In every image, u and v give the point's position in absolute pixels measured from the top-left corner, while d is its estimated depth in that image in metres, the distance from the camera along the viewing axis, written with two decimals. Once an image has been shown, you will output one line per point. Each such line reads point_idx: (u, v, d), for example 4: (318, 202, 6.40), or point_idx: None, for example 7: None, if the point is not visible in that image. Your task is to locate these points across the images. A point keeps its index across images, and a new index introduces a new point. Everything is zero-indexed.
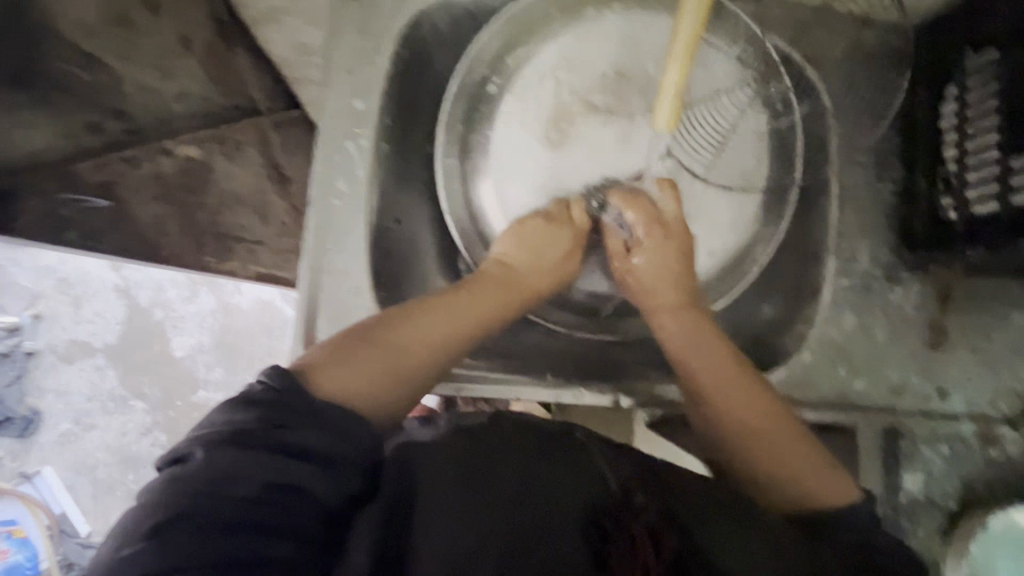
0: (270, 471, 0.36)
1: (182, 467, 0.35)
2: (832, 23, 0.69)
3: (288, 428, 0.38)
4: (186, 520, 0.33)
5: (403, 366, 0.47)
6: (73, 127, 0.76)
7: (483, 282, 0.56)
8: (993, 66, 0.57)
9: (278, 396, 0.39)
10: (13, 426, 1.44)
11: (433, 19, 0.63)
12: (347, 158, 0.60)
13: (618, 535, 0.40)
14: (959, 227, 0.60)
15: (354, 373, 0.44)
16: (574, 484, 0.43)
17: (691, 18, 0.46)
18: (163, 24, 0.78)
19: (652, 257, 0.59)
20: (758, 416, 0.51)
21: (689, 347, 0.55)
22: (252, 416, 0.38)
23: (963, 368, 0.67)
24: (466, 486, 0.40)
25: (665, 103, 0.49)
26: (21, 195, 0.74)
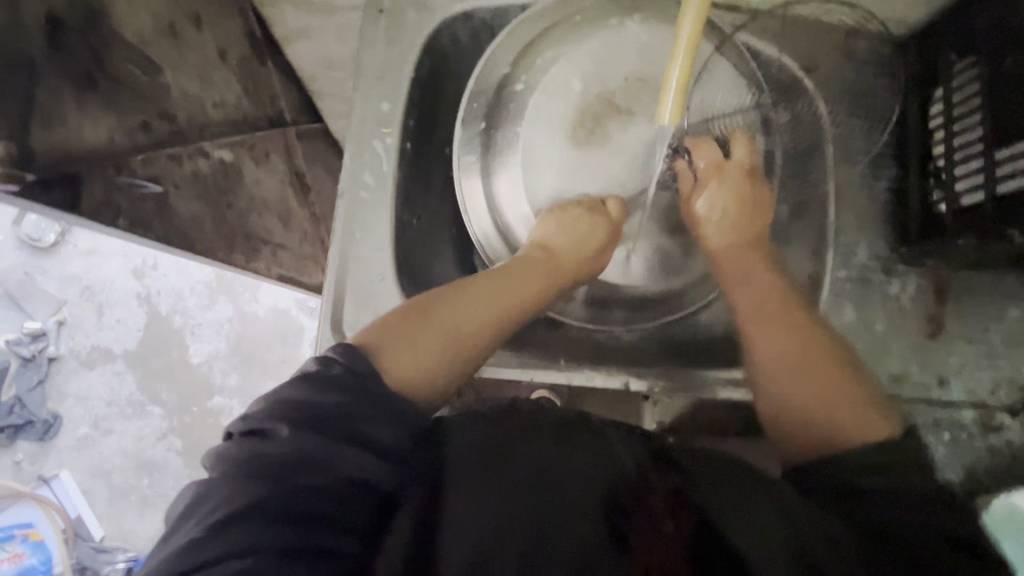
0: (346, 461, 0.40)
1: (260, 445, 0.39)
2: (825, 33, 0.74)
3: (360, 420, 0.41)
4: (267, 500, 0.37)
5: (455, 346, 0.52)
6: (130, 124, 0.74)
7: (516, 273, 0.60)
8: (977, 68, 0.61)
9: (354, 384, 0.43)
10: (34, 428, 1.48)
11: (453, 30, 0.69)
12: (374, 154, 0.65)
13: (636, 512, 0.43)
14: (950, 218, 0.63)
15: (416, 356, 0.49)
16: (591, 466, 0.45)
17: (693, 17, 0.47)
18: (207, 40, 0.81)
19: (720, 193, 0.65)
20: (797, 357, 0.56)
21: (754, 290, 0.62)
22: (332, 400, 0.41)
23: (962, 358, 0.70)
24: (485, 469, 0.43)
25: (670, 97, 0.52)
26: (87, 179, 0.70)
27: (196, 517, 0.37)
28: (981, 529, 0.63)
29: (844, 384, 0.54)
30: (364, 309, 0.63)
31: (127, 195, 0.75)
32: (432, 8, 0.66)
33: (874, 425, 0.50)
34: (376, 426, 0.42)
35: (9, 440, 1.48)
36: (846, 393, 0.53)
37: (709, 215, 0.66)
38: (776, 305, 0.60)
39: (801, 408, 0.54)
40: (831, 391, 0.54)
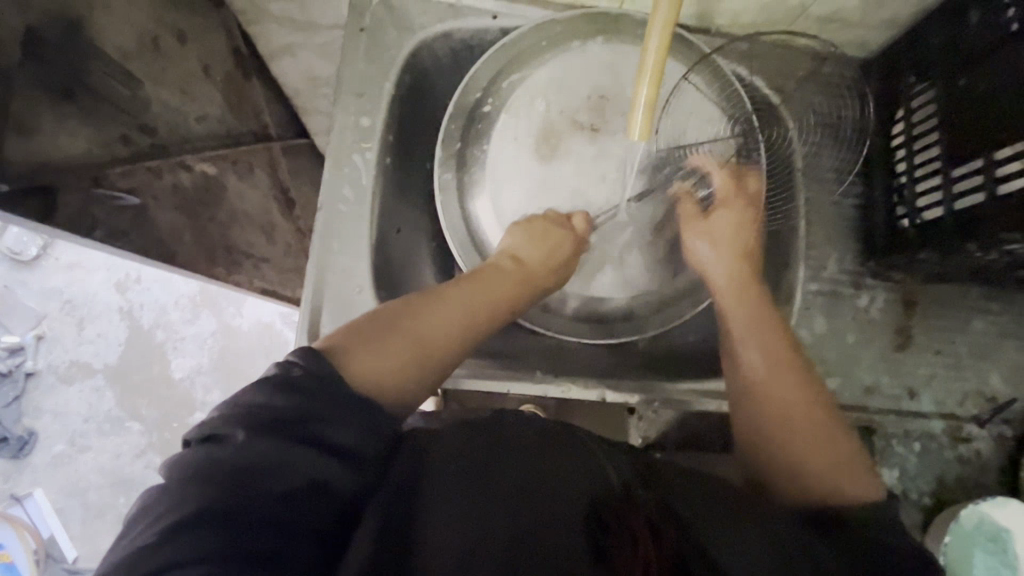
0: (303, 465, 0.39)
1: (217, 451, 0.38)
2: (794, 55, 0.77)
3: (320, 421, 0.40)
4: (220, 505, 0.36)
5: (420, 352, 0.51)
6: (109, 137, 0.77)
7: (489, 279, 0.61)
8: (934, 90, 0.64)
9: (314, 386, 0.42)
10: (8, 446, 1.44)
11: (433, 49, 0.71)
12: (353, 167, 0.66)
13: (617, 529, 0.40)
14: (914, 232, 0.66)
15: (377, 358, 0.48)
16: (571, 477, 0.45)
17: (656, 43, 0.52)
18: (190, 54, 0.81)
19: (713, 242, 0.67)
20: (800, 411, 0.55)
21: (760, 325, 0.61)
22: (288, 404, 0.40)
23: (930, 369, 0.71)
24: (467, 480, 0.44)
25: (638, 115, 0.55)
26: (63, 192, 0.74)
27: (145, 525, 0.35)
28: (951, 536, 0.64)
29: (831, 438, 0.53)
30: (341, 321, 0.63)
31: (103, 206, 0.78)
32: (412, 28, 0.69)
33: (847, 483, 0.50)
34: (335, 427, 0.41)
35: None
36: (829, 448, 0.52)
37: (705, 251, 0.67)
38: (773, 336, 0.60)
39: (778, 442, 0.54)
40: (816, 436, 0.53)
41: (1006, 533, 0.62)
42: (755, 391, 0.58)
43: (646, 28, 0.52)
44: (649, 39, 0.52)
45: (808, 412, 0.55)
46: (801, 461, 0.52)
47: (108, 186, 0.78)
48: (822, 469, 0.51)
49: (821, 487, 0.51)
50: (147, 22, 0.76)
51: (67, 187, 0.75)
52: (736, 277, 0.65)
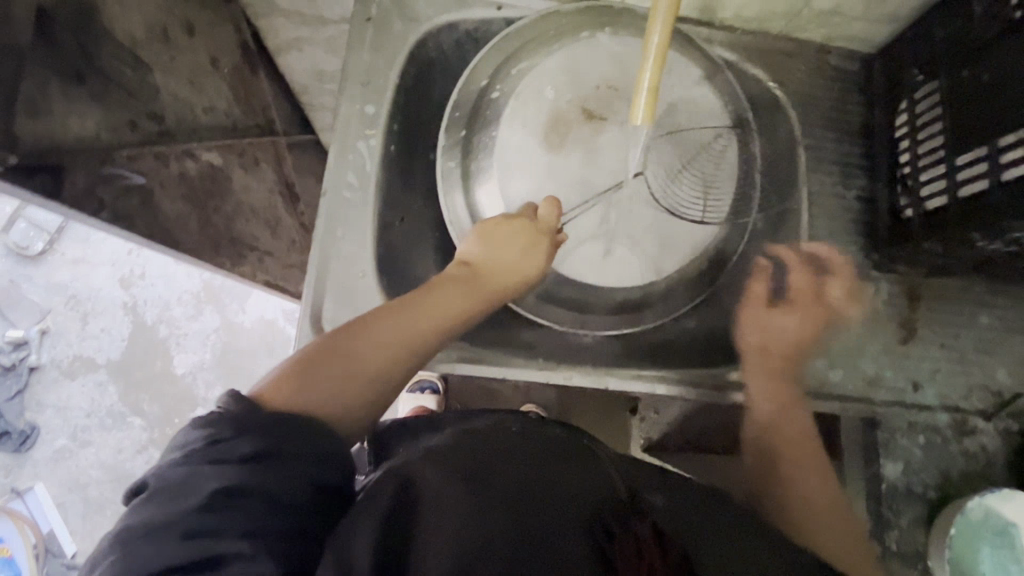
0: (218, 480, 0.34)
1: (148, 485, 0.35)
2: (795, 49, 0.77)
3: (233, 433, 0.36)
4: (136, 547, 0.32)
5: (353, 384, 0.48)
6: (119, 123, 0.69)
7: (442, 293, 0.57)
8: (937, 81, 0.64)
9: (247, 408, 0.38)
10: (10, 440, 1.45)
11: (438, 39, 0.71)
12: (358, 154, 0.66)
13: (623, 534, 0.40)
14: (917, 222, 0.66)
15: (305, 394, 0.44)
16: (577, 491, 0.43)
17: (659, 32, 0.52)
18: (200, 45, 0.80)
19: (797, 316, 0.71)
20: (812, 486, 0.63)
21: (780, 407, 0.68)
22: (198, 430, 0.37)
23: (935, 363, 0.71)
24: (474, 487, 0.39)
25: (642, 101, 0.55)
26: (71, 170, 0.64)
27: None
28: (957, 527, 0.63)
29: (840, 526, 0.61)
30: (344, 305, 0.64)
31: (111, 187, 0.70)
32: (418, 19, 0.70)
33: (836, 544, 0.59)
34: (266, 440, 0.36)
35: None
36: (833, 536, 0.60)
37: (773, 326, 0.71)
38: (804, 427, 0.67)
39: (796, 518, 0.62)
40: (829, 513, 0.62)
41: (1012, 527, 0.62)
42: (788, 457, 0.66)
43: (651, 13, 0.52)
44: (650, 31, 0.53)
45: (818, 491, 0.63)
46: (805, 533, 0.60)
47: (120, 164, 0.71)
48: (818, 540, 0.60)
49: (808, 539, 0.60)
50: (156, 9, 0.72)
51: (73, 164, 0.64)
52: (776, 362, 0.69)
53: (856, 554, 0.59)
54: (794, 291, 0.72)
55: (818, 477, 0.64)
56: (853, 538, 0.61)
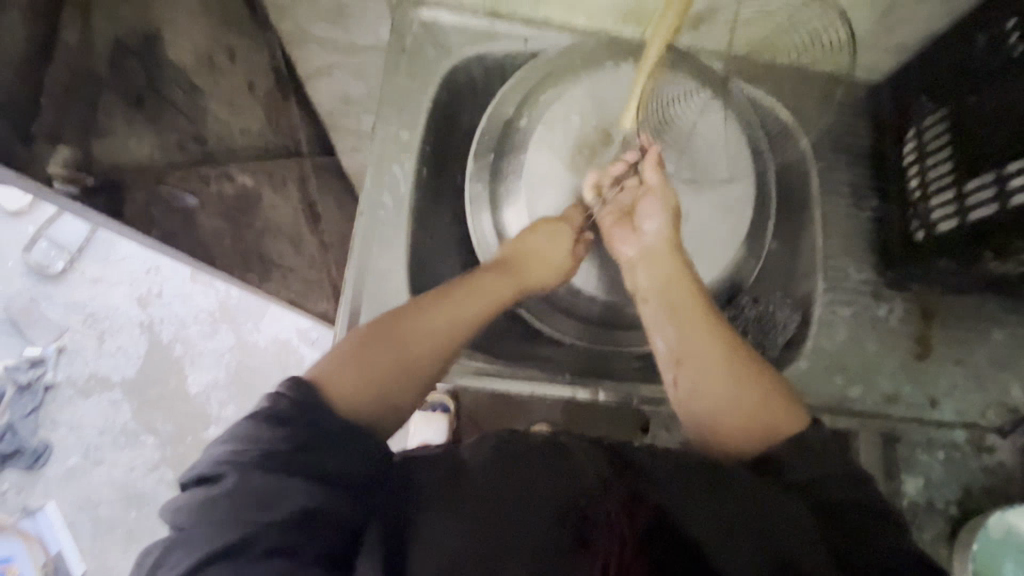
0: (304, 497, 0.39)
1: (231, 481, 0.39)
2: (807, 78, 0.81)
3: (314, 453, 0.41)
4: (225, 546, 0.37)
5: (404, 373, 0.52)
6: (171, 139, 0.78)
7: (476, 283, 0.61)
8: (945, 109, 0.67)
9: (301, 420, 0.42)
10: (23, 457, 1.46)
11: (468, 69, 0.75)
12: (393, 176, 0.69)
13: (591, 522, 0.43)
14: (929, 244, 0.68)
15: (370, 380, 0.49)
16: (551, 483, 0.45)
17: (654, 54, 0.59)
18: (239, 71, 0.84)
19: (656, 212, 0.66)
20: (714, 367, 0.56)
21: (667, 290, 0.62)
22: (281, 436, 0.41)
23: (951, 380, 0.72)
24: (451, 500, 0.44)
25: (630, 106, 0.66)
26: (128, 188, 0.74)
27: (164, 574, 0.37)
28: (977, 543, 0.65)
29: (744, 386, 0.54)
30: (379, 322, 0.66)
31: (162, 207, 0.78)
32: (450, 49, 0.74)
33: (771, 429, 0.51)
34: (338, 461, 0.42)
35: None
36: (717, 397, 0.55)
37: (646, 221, 0.67)
38: (676, 296, 0.61)
39: (716, 416, 0.54)
40: (748, 402, 0.53)
41: None
42: (679, 350, 0.58)
43: (648, 41, 0.58)
44: (649, 49, 0.59)
45: (738, 374, 0.55)
46: (727, 429, 0.53)
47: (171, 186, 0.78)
48: (745, 429, 0.52)
49: (740, 438, 0.52)
50: (204, 42, 0.80)
51: (134, 184, 0.75)
52: (665, 249, 0.65)
53: (748, 405, 0.53)
54: (649, 186, 0.68)
55: (723, 357, 0.56)
56: (744, 381, 0.55)
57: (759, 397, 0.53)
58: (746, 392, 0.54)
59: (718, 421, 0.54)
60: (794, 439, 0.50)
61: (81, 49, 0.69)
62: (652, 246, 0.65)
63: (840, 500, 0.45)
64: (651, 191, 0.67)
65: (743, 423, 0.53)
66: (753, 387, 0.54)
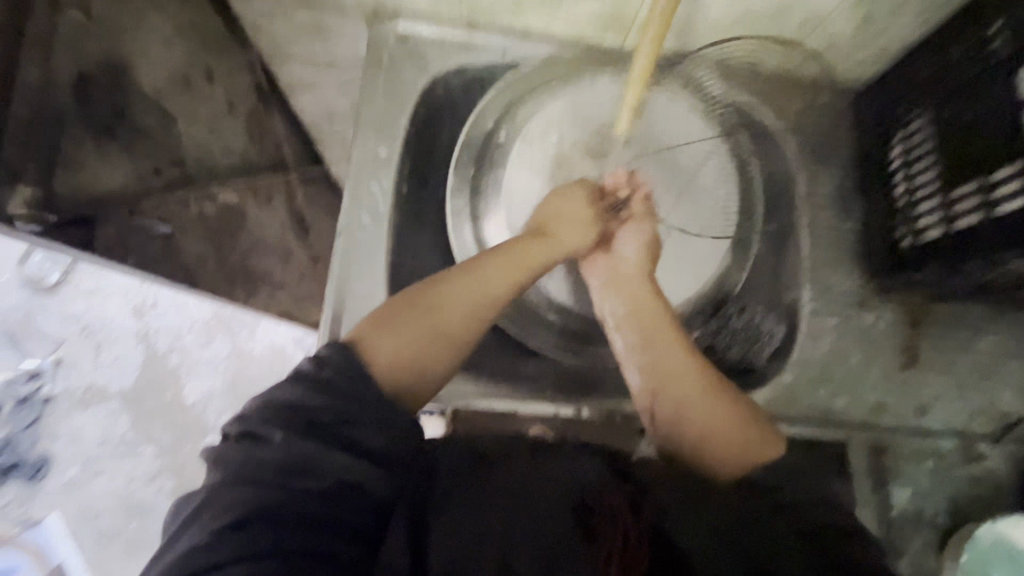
0: (342, 470, 0.44)
1: (277, 443, 0.43)
2: (790, 84, 0.80)
3: (352, 429, 0.46)
4: (266, 505, 0.41)
5: (437, 343, 0.55)
6: (145, 169, 0.86)
7: (503, 261, 0.60)
8: (926, 114, 0.66)
9: (343, 393, 0.47)
10: (24, 469, 1.48)
11: (448, 82, 0.74)
12: (371, 195, 0.69)
13: (599, 510, 0.46)
14: (914, 253, 0.68)
15: (408, 346, 0.53)
16: (558, 477, 0.48)
17: (643, 61, 0.59)
18: (217, 92, 0.87)
19: (633, 236, 0.68)
20: (691, 388, 0.57)
21: (639, 311, 0.63)
22: (325, 406, 0.45)
23: (939, 388, 0.72)
24: (467, 485, 0.48)
25: (625, 115, 0.65)
26: (100, 221, 0.85)
27: (204, 522, 0.41)
28: (970, 555, 0.63)
29: (718, 404, 0.56)
30: None
31: (138, 235, 0.87)
32: (428, 64, 0.73)
33: (740, 451, 0.54)
34: (377, 437, 0.46)
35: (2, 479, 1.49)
36: (693, 418, 0.56)
37: (623, 245, 0.68)
38: (650, 321, 0.62)
39: (695, 432, 0.56)
40: (720, 424, 0.55)
41: None
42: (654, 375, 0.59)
43: (635, 51, 0.59)
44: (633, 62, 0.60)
45: (712, 394, 0.57)
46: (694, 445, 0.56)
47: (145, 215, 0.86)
48: (708, 444, 0.55)
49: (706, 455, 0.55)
50: (182, 66, 0.85)
51: (106, 217, 0.85)
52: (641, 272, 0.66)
53: (718, 429, 0.55)
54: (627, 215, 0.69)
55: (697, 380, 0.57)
56: (715, 403, 0.56)
57: (731, 417, 0.55)
58: (720, 411, 0.55)
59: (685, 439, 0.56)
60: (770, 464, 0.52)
61: (41, 87, 0.81)
62: (625, 273, 0.66)
63: (808, 504, 0.48)
64: (632, 220, 0.69)
65: (708, 439, 0.55)
66: (723, 402, 0.56)
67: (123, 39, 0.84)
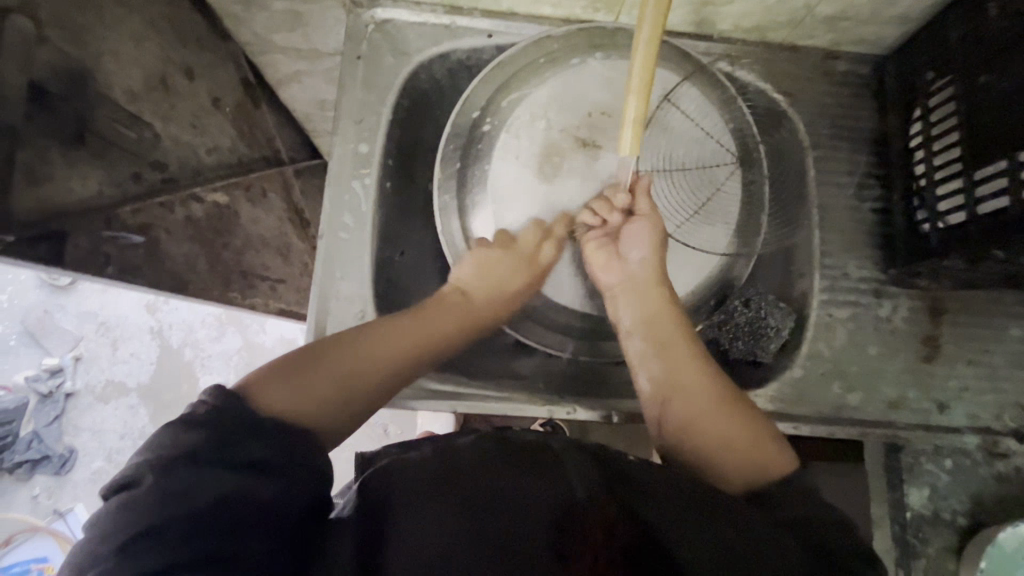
0: (228, 488, 0.37)
1: (143, 481, 0.37)
2: (801, 57, 0.74)
3: (235, 446, 0.39)
4: (134, 548, 0.34)
5: (344, 395, 0.49)
6: (120, 175, 0.71)
7: (430, 314, 0.58)
8: (953, 86, 0.60)
9: (218, 419, 0.40)
10: (51, 463, 1.51)
11: (431, 71, 0.71)
12: (353, 195, 0.66)
13: (575, 532, 0.39)
14: (934, 238, 0.63)
15: (314, 395, 0.47)
16: (538, 488, 0.41)
17: (642, 63, 0.53)
18: (201, 88, 0.80)
19: (643, 238, 0.63)
20: (703, 399, 0.53)
21: (653, 319, 0.60)
22: (197, 434, 0.39)
23: (962, 382, 0.67)
24: (438, 494, 0.41)
25: (628, 130, 0.56)
26: (73, 234, 0.66)
27: None
28: (990, 559, 0.61)
29: (729, 419, 0.52)
30: None
31: (114, 245, 0.71)
32: (409, 53, 0.70)
33: (763, 460, 0.49)
34: (268, 451, 0.40)
35: (28, 474, 1.51)
36: (709, 430, 0.52)
37: (636, 248, 0.63)
38: (665, 329, 0.59)
39: (710, 445, 0.52)
40: (737, 438, 0.51)
41: None
42: (668, 387, 0.56)
43: (632, 49, 0.54)
44: (634, 56, 0.54)
45: (727, 407, 0.53)
46: (705, 458, 0.52)
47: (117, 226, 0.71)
48: (721, 454, 0.51)
49: (717, 466, 0.51)
50: (158, 61, 0.74)
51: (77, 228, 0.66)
52: (654, 279, 0.62)
53: (736, 442, 0.51)
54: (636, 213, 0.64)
55: (711, 391, 0.54)
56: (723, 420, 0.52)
57: (748, 426, 0.52)
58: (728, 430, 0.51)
59: (694, 455, 0.52)
60: (783, 477, 0.48)
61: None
62: (640, 278, 0.62)
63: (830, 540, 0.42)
64: (642, 217, 0.63)
65: (726, 451, 0.51)
66: (740, 418, 0.52)
67: (89, 35, 0.66)
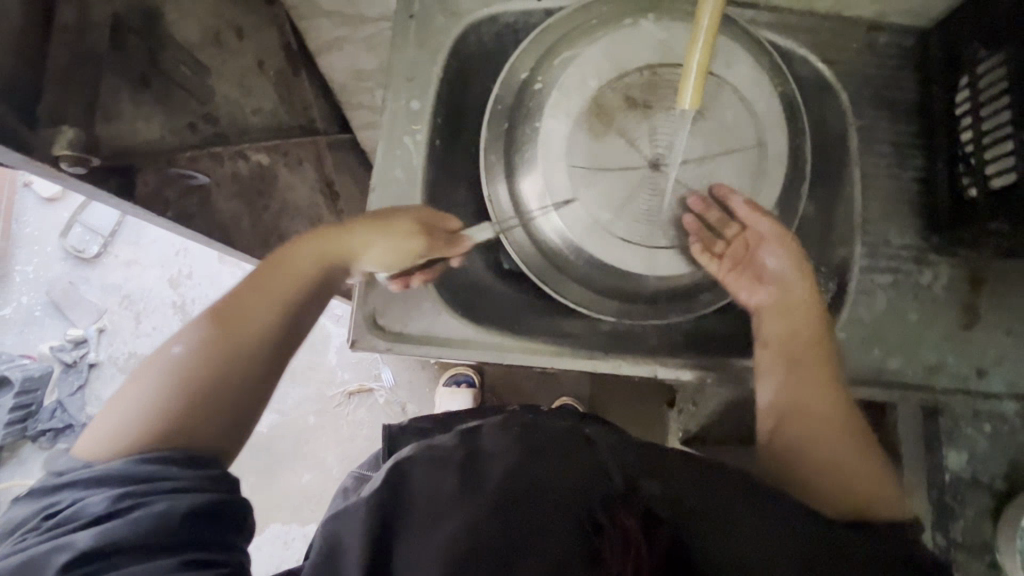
0: (75, 547, 0.36)
1: None
2: (845, 27, 0.75)
3: (72, 507, 0.38)
4: None
5: (201, 396, 0.45)
6: (178, 123, 0.74)
7: (264, 288, 0.52)
8: (1002, 50, 0.61)
9: (56, 485, 0.40)
10: (73, 432, 1.52)
11: (479, 34, 0.72)
12: (404, 150, 0.67)
13: (609, 529, 0.42)
14: (981, 202, 0.63)
15: (159, 412, 0.43)
16: (577, 482, 0.45)
17: (712, 8, 0.49)
18: (247, 50, 0.82)
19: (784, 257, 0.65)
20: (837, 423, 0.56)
21: (791, 337, 0.62)
22: (34, 510, 0.39)
23: (1000, 351, 0.68)
24: (466, 496, 0.42)
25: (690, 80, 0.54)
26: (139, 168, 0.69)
27: None
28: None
29: (850, 448, 0.55)
30: (394, 299, 0.65)
31: (175, 187, 0.74)
32: (459, 13, 0.70)
33: (882, 495, 0.52)
34: (111, 491, 0.38)
35: (51, 442, 1.53)
36: (835, 453, 0.55)
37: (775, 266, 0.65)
38: (812, 352, 0.60)
39: (832, 469, 0.54)
40: (856, 468, 0.53)
41: None
42: (797, 407, 0.58)
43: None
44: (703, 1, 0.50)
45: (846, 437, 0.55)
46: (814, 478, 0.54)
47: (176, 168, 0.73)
48: (836, 478, 0.53)
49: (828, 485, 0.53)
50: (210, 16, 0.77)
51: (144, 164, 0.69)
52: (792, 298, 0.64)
53: (857, 472, 0.53)
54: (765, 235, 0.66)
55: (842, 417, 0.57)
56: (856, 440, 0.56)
57: (867, 457, 0.54)
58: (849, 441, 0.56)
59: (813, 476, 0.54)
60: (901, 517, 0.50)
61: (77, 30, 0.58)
62: (794, 297, 0.63)
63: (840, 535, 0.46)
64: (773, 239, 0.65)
65: (851, 478, 0.53)
66: (860, 448, 0.55)
67: None
